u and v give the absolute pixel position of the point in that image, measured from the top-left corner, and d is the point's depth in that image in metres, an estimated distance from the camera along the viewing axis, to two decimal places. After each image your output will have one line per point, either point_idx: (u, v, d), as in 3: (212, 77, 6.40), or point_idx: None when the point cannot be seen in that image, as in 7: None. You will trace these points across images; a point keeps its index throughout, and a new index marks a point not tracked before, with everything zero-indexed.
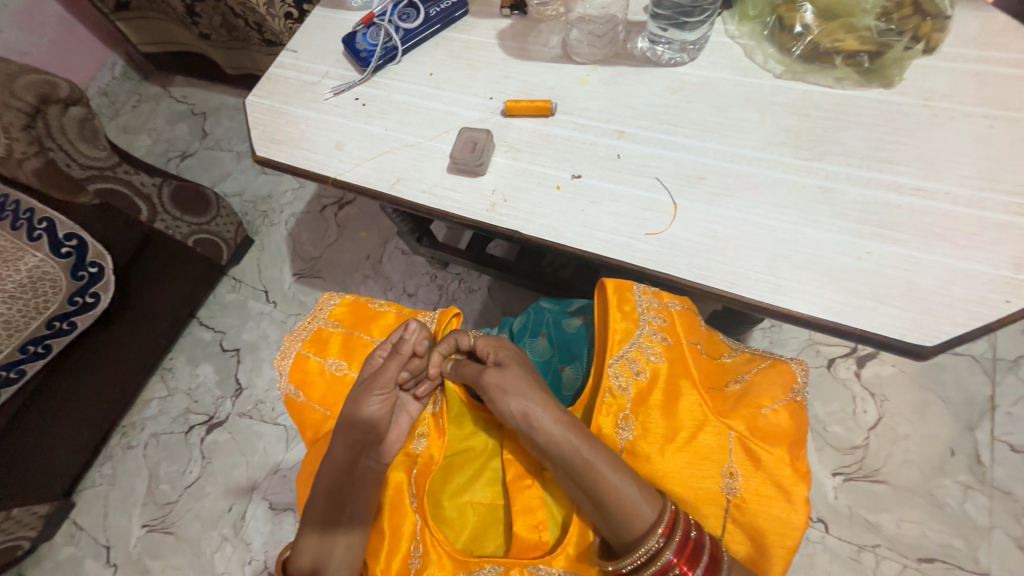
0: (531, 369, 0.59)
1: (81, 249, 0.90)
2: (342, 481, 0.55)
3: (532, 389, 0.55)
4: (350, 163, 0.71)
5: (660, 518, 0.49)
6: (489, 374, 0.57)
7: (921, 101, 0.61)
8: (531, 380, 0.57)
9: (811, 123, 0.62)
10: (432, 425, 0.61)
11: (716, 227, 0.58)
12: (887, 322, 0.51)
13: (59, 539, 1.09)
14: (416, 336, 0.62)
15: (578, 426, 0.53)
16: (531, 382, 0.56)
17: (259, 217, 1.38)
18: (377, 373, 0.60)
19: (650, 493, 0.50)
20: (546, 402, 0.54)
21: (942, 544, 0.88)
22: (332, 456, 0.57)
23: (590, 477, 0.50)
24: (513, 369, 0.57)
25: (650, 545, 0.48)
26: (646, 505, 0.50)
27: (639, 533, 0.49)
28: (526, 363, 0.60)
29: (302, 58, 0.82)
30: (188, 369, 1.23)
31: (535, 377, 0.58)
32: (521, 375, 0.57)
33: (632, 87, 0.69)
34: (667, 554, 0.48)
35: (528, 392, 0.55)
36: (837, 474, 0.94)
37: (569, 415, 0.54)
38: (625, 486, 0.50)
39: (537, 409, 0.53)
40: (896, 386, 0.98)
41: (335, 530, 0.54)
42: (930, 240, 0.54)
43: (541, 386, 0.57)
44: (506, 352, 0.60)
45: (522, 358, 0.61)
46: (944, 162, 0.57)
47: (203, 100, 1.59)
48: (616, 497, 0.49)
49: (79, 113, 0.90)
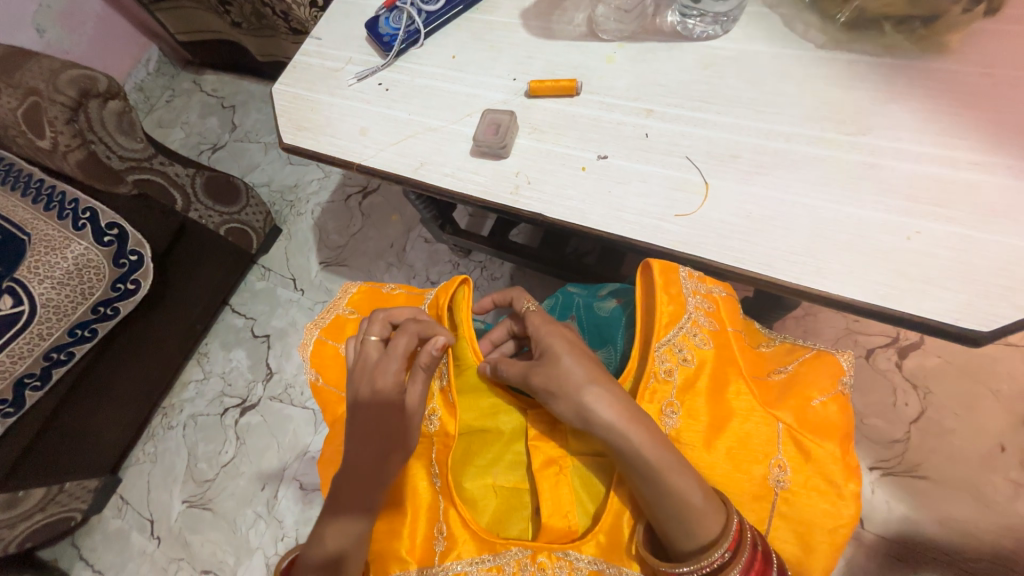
0: (581, 354, 0.54)
1: (122, 237, 0.94)
2: (360, 453, 0.53)
3: (580, 381, 0.51)
4: (374, 148, 0.71)
5: (724, 531, 0.46)
6: (545, 369, 0.53)
7: (979, 69, 0.56)
8: (591, 368, 0.52)
9: (855, 96, 0.58)
10: (442, 401, 0.58)
11: (749, 208, 0.56)
12: (938, 305, 0.48)
13: (107, 512, 1.16)
14: (383, 330, 0.59)
15: (642, 419, 0.49)
16: (591, 368, 0.52)
17: (287, 207, 1.41)
18: (369, 361, 0.57)
19: (713, 501, 0.47)
20: (599, 393, 0.50)
21: (988, 543, 0.83)
22: (357, 459, 0.53)
23: (661, 480, 0.46)
24: (561, 362, 0.53)
25: (712, 559, 0.46)
26: (709, 515, 0.46)
27: (705, 541, 0.46)
28: (578, 348, 0.54)
29: (325, 45, 0.82)
30: (222, 353, 1.27)
31: (589, 364, 0.53)
32: (569, 368, 0.52)
33: (660, 63, 0.66)
34: (733, 569, 0.46)
35: (578, 386, 0.51)
36: (874, 469, 0.90)
37: (632, 408, 0.50)
38: (688, 491, 0.46)
39: (591, 406, 0.50)
40: (940, 379, 0.93)
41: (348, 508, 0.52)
42: (989, 218, 0.50)
43: (595, 375, 0.51)
44: (556, 337, 0.55)
45: (573, 342, 0.55)
46: (1005, 134, 0.53)
47: (232, 93, 1.63)
48: (673, 502, 0.46)
49: (117, 105, 0.93)
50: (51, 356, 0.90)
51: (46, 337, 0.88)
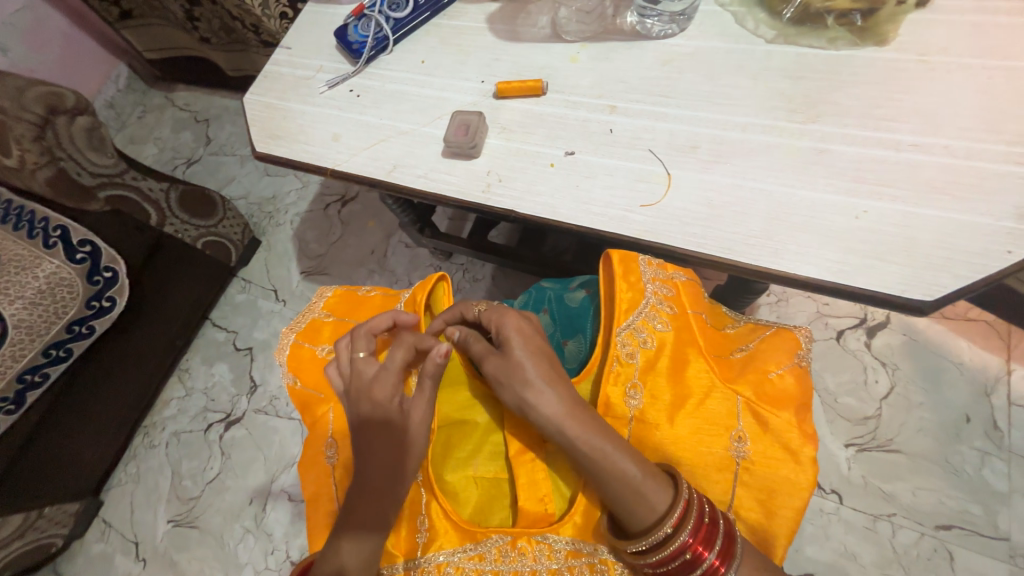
0: (536, 347, 0.55)
1: (95, 254, 0.94)
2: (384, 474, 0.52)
3: (528, 377, 0.53)
4: (347, 153, 0.72)
5: (672, 508, 0.48)
6: (495, 368, 0.55)
7: (917, 56, 0.60)
8: (543, 365, 0.54)
9: (804, 86, 0.61)
10: None
11: (711, 195, 0.58)
12: (886, 279, 0.51)
13: (90, 536, 1.13)
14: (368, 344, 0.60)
15: (581, 412, 0.51)
16: (543, 369, 0.53)
17: (265, 218, 1.40)
18: (356, 373, 0.58)
19: (660, 480, 0.49)
20: (540, 389, 0.52)
21: (959, 511, 0.86)
22: (372, 464, 0.53)
23: (610, 465, 0.48)
24: (512, 356, 0.54)
25: (657, 536, 0.47)
26: (654, 493, 0.48)
27: (654, 520, 0.48)
28: (534, 343, 0.56)
29: (296, 54, 0.83)
30: (204, 368, 1.26)
31: (542, 360, 0.54)
32: (521, 364, 0.53)
33: (622, 62, 0.68)
34: (679, 540, 0.47)
35: (524, 381, 0.53)
36: (849, 445, 0.93)
37: (575, 402, 0.52)
38: (630, 470, 0.48)
39: (532, 400, 0.52)
40: (907, 355, 0.97)
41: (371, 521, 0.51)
42: (929, 195, 0.53)
43: (545, 373, 0.53)
44: (510, 331, 0.56)
45: (530, 335, 0.56)
46: (942, 116, 0.56)
47: (206, 106, 1.62)
48: (619, 482, 0.48)
49: (86, 122, 0.91)
50: (24, 378, 0.89)
51: (19, 359, 0.87)
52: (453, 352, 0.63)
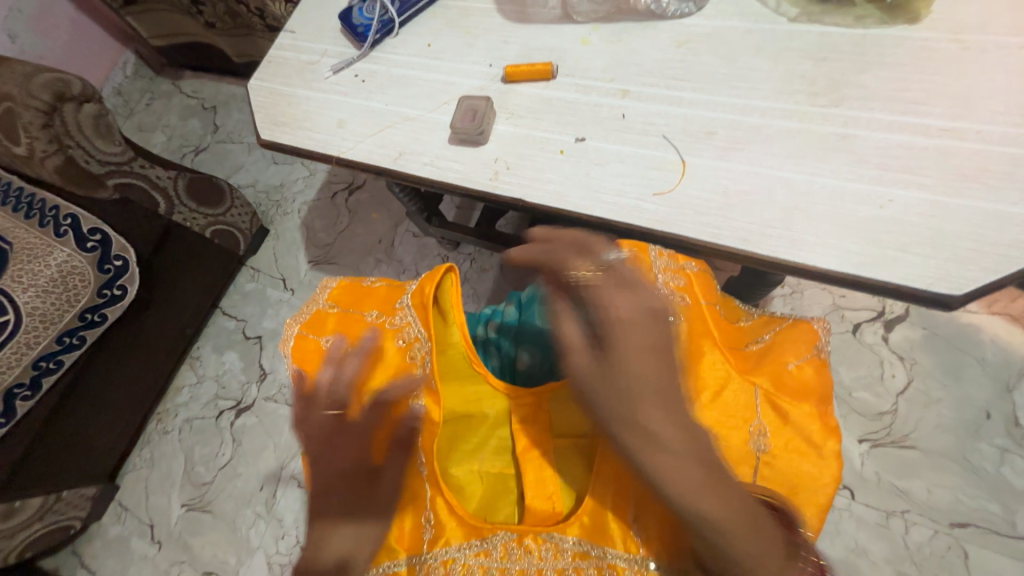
0: (659, 381, 0.45)
1: (105, 242, 0.94)
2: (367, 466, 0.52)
3: (643, 420, 0.43)
4: (352, 140, 0.71)
5: None
6: (594, 377, 0.45)
7: (950, 35, 0.56)
8: (659, 385, 0.45)
9: (828, 68, 0.58)
10: (426, 389, 0.58)
11: (726, 182, 0.56)
12: (911, 272, 0.49)
13: (107, 518, 1.16)
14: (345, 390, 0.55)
15: (700, 474, 0.42)
16: (659, 412, 0.44)
17: (272, 207, 1.40)
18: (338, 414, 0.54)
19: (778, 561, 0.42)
20: (653, 438, 0.43)
21: (976, 509, 0.84)
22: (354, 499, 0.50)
23: (704, 525, 0.41)
24: (623, 391, 0.44)
25: None
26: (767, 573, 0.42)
27: None
28: (654, 375, 0.45)
29: (300, 38, 0.81)
30: (214, 356, 1.27)
31: (659, 399, 0.44)
32: (637, 404, 0.44)
33: (635, 43, 0.66)
34: None
35: (636, 423, 0.43)
36: (864, 441, 0.91)
37: (696, 459, 0.43)
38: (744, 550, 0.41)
39: (639, 448, 0.43)
40: (926, 349, 0.94)
41: (362, 510, 0.50)
42: (960, 183, 0.50)
43: (660, 417, 0.44)
44: (625, 338, 0.45)
45: (652, 363, 0.45)
46: (976, 98, 0.53)
47: (213, 94, 1.61)
48: (729, 557, 0.41)
49: (93, 109, 0.92)
50: (41, 365, 0.91)
51: (33, 347, 0.88)
52: (460, 346, 0.61)
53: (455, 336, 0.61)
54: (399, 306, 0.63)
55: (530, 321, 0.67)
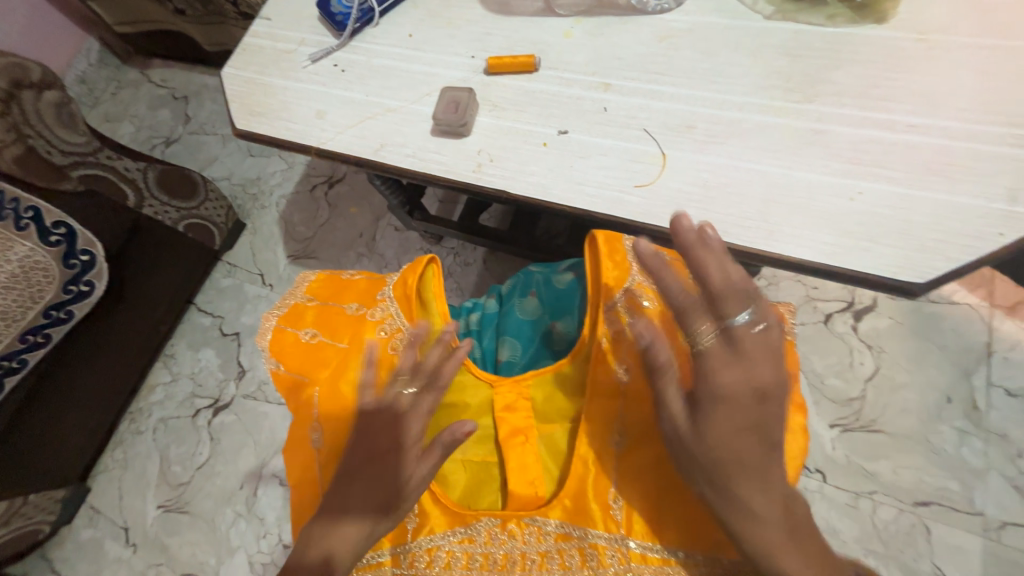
0: (747, 452, 0.45)
1: (70, 237, 0.90)
2: (358, 463, 0.51)
3: (723, 483, 0.46)
4: (332, 131, 0.69)
5: None
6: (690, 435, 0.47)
7: (916, 34, 0.59)
8: (757, 457, 0.45)
9: (802, 65, 0.60)
10: None
11: (705, 175, 0.57)
12: (878, 261, 0.51)
13: (77, 522, 1.12)
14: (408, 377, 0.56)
15: (774, 540, 0.44)
16: (745, 480, 0.45)
17: (250, 201, 1.36)
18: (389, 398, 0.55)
19: None
20: (733, 501, 0.45)
21: (938, 487, 0.89)
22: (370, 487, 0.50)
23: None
24: (706, 455, 0.46)
25: None
26: None
27: None
28: (745, 446, 0.45)
29: (276, 26, 0.79)
30: (190, 354, 1.23)
31: (747, 467, 0.45)
32: (718, 469, 0.46)
33: (617, 37, 0.66)
34: None
35: (716, 484, 0.46)
36: (834, 426, 0.95)
37: (775, 529, 0.44)
38: None
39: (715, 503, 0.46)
40: (893, 338, 0.98)
41: (366, 499, 0.50)
42: (924, 176, 0.52)
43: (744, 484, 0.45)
44: (723, 407, 0.46)
45: (743, 433, 0.46)
46: (939, 96, 0.55)
47: (184, 83, 1.55)
48: None
49: (54, 97, 0.88)
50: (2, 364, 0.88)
51: None
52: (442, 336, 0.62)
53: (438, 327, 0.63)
54: (379, 298, 0.64)
55: (510, 314, 0.69)
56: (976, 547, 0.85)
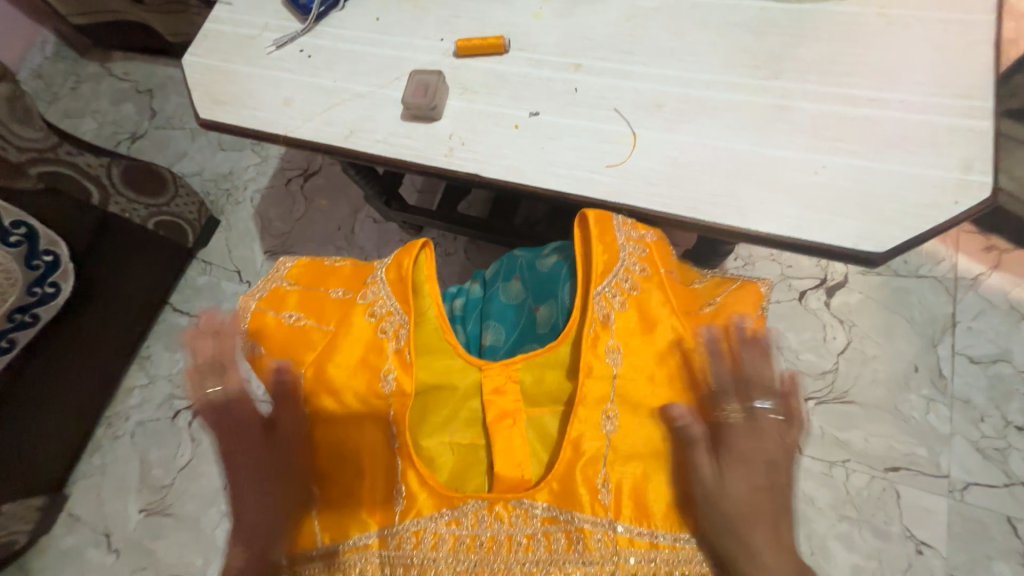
0: (765, 510, 0.48)
1: (32, 236, 0.87)
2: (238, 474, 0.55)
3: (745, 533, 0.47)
4: (300, 119, 0.68)
5: None
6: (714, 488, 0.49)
7: (875, 10, 0.60)
8: (769, 510, 0.48)
9: (767, 42, 0.60)
10: (397, 361, 0.57)
11: (675, 153, 0.58)
12: (842, 233, 0.52)
13: (56, 531, 1.09)
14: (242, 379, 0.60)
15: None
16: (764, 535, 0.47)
17: (222, 196, 1.33)
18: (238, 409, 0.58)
19: None
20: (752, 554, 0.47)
21: (907, 454, 0.93)
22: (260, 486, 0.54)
23: None
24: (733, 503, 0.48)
25: None
26: None
27: None
28: (763, 502, 0.48)
29: (238, 11, 0.77)
30: (167, 355, 1.21)
31: (763, 524, 0.48)
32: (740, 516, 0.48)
33: (586, 18, 0.66)
34: None
35: (739, 535, 0.47)
36: (809, 399, 0.98)
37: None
38: None
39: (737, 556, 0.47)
40: (864, 312, 1.01)
41: (258, 502, 0.54)
42: (884, 149, 0.54)
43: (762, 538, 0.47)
44: (742, 470, 0.50)
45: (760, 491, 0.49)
46: (897, 70, 0.57)
47: (147, 75, 1.49)
48: None
49: (5, 90, 0.80)
50: None
51: None
52: (432, 321, 0.62)
53: (430, 311, 0.62)
54: (370, 281, 0.62)
55: (494, 298, 0.69)
56: (942, 508, 0.89)
